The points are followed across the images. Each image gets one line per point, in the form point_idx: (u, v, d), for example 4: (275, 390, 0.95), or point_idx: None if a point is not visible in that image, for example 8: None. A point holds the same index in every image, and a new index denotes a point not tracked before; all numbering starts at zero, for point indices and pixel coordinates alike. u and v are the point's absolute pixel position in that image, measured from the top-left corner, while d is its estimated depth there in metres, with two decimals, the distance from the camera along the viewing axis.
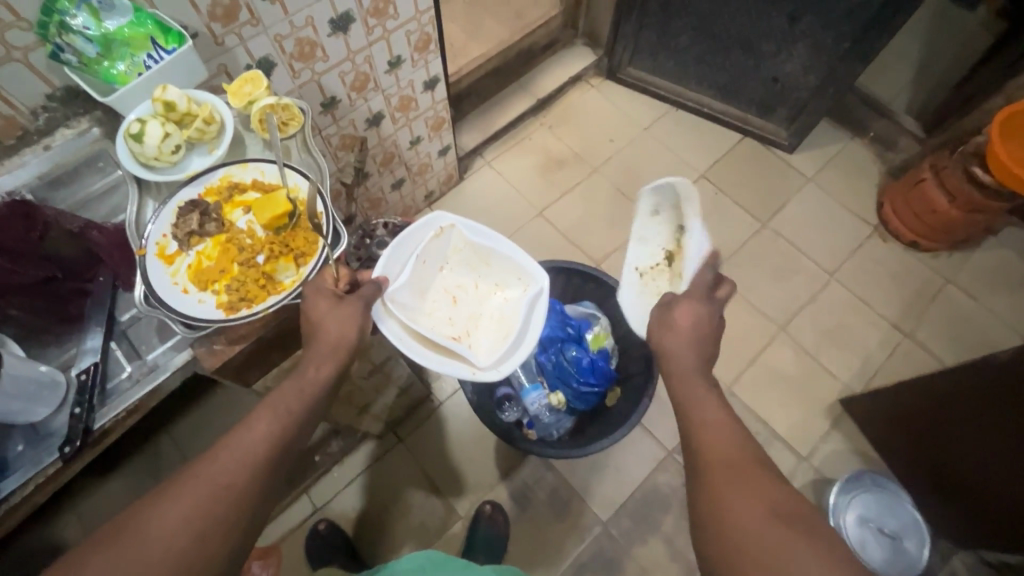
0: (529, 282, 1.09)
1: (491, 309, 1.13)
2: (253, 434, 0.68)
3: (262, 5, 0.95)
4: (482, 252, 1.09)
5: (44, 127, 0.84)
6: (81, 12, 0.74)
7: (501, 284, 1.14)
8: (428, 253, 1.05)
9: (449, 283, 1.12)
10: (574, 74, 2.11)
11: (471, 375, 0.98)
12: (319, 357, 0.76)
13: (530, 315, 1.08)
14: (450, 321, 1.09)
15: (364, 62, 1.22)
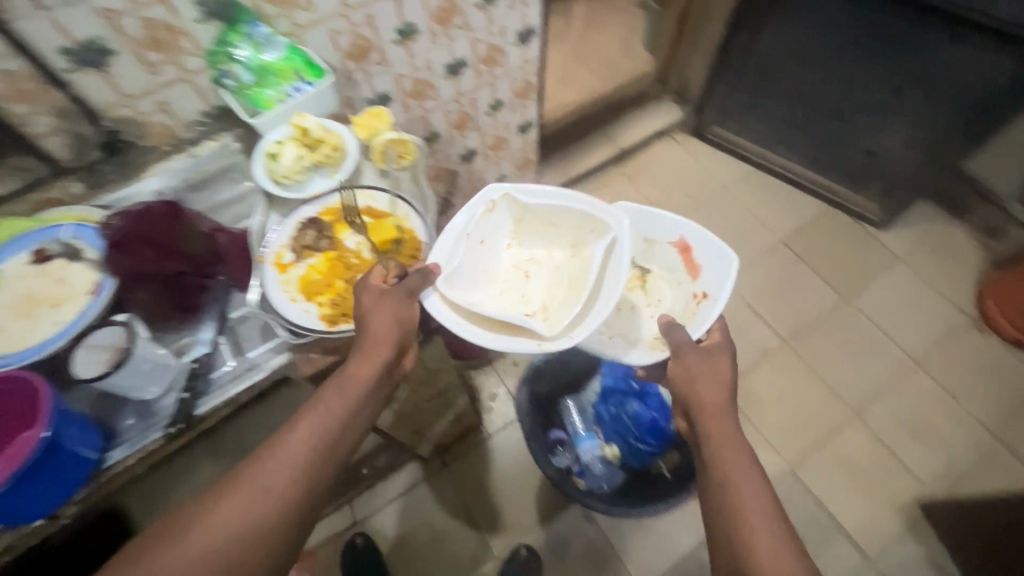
0: (602, 228, 0.84)
1: (565, 272, 0.89)
2: (299, 436, 0.70)
3: (391, 47, 1.04)
4: (543, 215, 0.90)
5: (194, 138, 0.95)
6: (245, 46, 0.85)
7: (573, 243, 0.90)
8: (485, 229, 0.89)
9: (518, 255, 0.93)
10: (659, 128, 2.14)
11: (537, 348, 0.77)
12: (367, 355, 0.75)
13: (603, 266, 0.82)
14: (524, 296, 0.90)
15: (469, 103, 1.30)
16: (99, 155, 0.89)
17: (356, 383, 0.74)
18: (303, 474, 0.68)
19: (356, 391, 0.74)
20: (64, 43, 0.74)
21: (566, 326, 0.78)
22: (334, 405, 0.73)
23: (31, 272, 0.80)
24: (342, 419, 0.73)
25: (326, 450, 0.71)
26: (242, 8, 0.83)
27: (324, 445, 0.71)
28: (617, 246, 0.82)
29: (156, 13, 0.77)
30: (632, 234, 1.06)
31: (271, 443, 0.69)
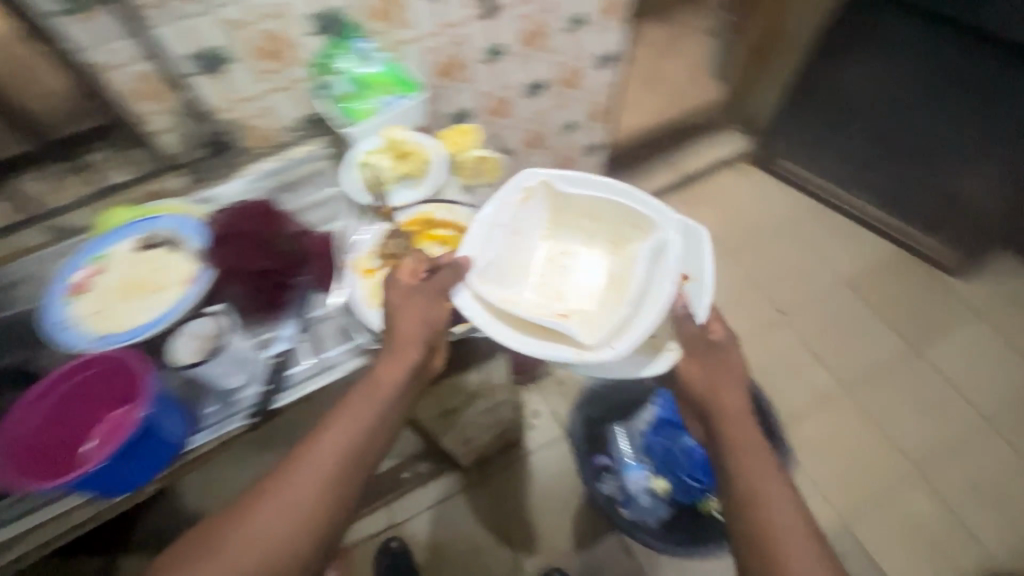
0: (649, 228, 0.83)
1: (604, 271, 0.87)
2: (324, 449, 0.68)
3: (479, 67, 1.07)
4: (583, 209, 0.87)
5: (288, 142, 1.00)
6: (346, 59, 0.89)
7: (613, 240, 0.87)
8: (521, 220, 0.86)
9: (553, 249, 0.89)
10: (724, 157, 2.10)
11: (575, 357, 0.75)
12: (396, 357, 0.73)
13: (648, 270, 0.80)
14: (559, 293, 0.86)
15: (543, 123, 1.32)
16: (205, 153, 0.94)
17: (380, 390, 0.72)
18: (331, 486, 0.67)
19: (376, 399, 0.71)
20: (191, 50, 0.80)
21: (608, 335, 0.76)
22: (357, 416, 0.70)
23: (133, 259, 0.85)
24: (372, 427, 0.71)
25: (356, 461, 0.69)
26: (348, 24, 0.88)
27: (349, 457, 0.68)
28: (664, 249, 0.81)
29: (273, 25, 0.82)
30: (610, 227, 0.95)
31: (298, 454, 0.68)
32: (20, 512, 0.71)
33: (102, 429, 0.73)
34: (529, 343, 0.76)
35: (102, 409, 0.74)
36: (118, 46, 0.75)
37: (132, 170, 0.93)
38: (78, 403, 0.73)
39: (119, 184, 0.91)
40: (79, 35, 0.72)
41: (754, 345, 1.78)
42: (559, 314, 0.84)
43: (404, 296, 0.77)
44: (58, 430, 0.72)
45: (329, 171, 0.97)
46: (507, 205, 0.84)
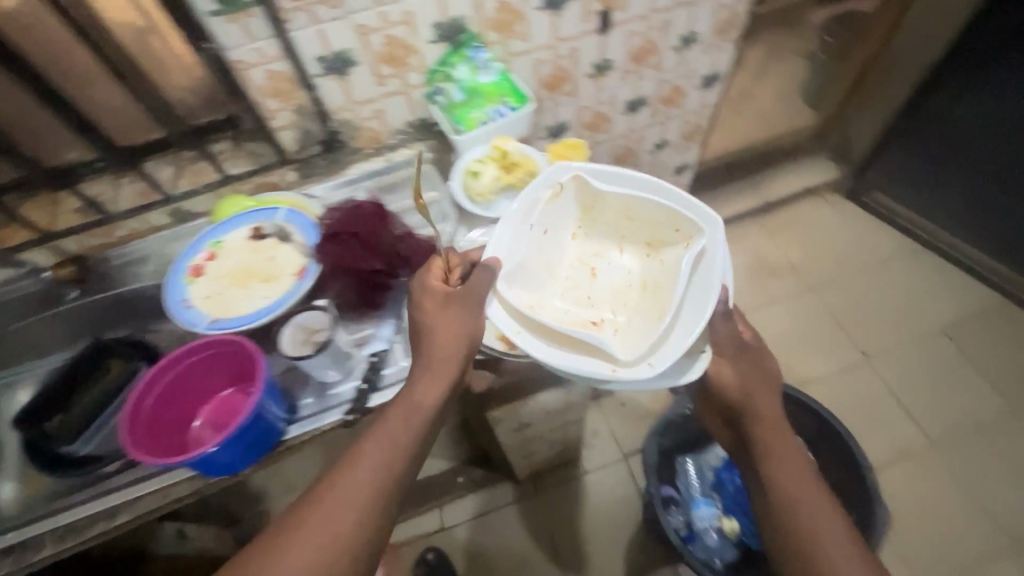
0: (689, 234, 0.79)
1: (639, 275, 0.83)
2: (361, 473, 0.65)
3: (584, 81, 1.06)
4: (617, 209, 0.84)
5: (393, 144, 1.02)
6: (463, 68, 0.91)
7: (649, 243, 0.84)
8: (552, 219, 0.84)
9: (585, 250, 0.87)
10: (811, 185, 2.00)
11: (610, 374, 0.72)
12: (433, 373, 0.71)
13: (687, 278, 0.76)
14: (592, 299, 0.83)
15: (636, 140, 1.29)
16: (318, 150, 0.98)
17: (418, 409, 0.70)
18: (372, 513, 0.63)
19: (412, 419, 0.69)
20: (321, 51, 0.82)
21: (645, 352, 0.73)
22: (392, 437, 0.68)
23: (246, 247, 0.89)
24: (406, 449, 0.68)
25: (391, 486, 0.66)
26: (469, 33, 0.88)
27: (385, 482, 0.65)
28: (706, 257, 0.76)
29: (398, 32, 0.84)
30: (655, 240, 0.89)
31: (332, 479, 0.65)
32: (126, 482, 0.75)
33: (210, 407, 0.78)
34: (559, 357, 0.73)
35: (208, 389, 0.77)
36: (257, 46, 0.78)
37: (250, 162, 0.97)
38: (187, 383, 0.75)
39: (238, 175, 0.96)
40: (226, 34, 0.76)
41: (833, 387, 1.68)
42: (591, 322, 0.81)
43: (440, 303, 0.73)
44: (165, 410, 0.74)
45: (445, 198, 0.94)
46: (537, 205, 0.82)
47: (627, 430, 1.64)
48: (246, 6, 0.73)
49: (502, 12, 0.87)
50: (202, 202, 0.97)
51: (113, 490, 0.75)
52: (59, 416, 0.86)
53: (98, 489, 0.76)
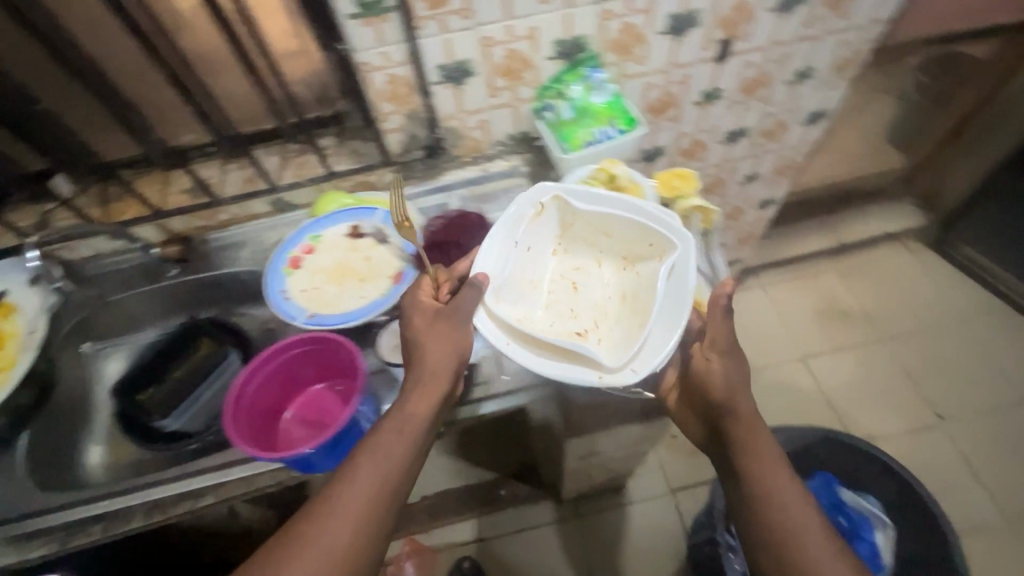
0: (662, 245, 0.76)
1: (619, 287, 0.80)
2: (353, 484, 0.63)
3: (690, 108, 1.03)
4: (596, 225, 0.80)
5: (491, 154, 1.01)
6: (577, 86, 0.90)
7: (626, 257, 0.80)
8: (533, 238, 0.80)
9: (564, 265, 0.82)
10: (892, 231, 1.91)
11: (599, 379, 0.67)
12: (430, 384, 0.69)
13: (665, 285, 0.72)
14: (573, 312, 0.79)
15: (728, 171, 1.25)
16: (419, 155, 0.98)
17: (414, 420, 0.67)
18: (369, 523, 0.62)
19: (410, 430, 0.67)
20: (444, 60, 0.82)
21: (631, 356, 0.68)
22: (387, 449, 0.65)
23: (343, 245, 0.90)
24: (406, 460, 0.66)
25: (390, 495, 0.64)
26: (588, 53, 0.87)
27: (382, 493, 0.63)
28: (682, 266, 0.73)
29: (521, 46, 0.84)
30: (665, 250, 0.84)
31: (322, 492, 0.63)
32: (217, 465, 0.76)
33: (297, 407, 0.79)
34: (547, 365, 0.68)
35: (294, 389, 0.79)
36: (385, 50, 0.79)
37: (353, 160, 0.98)
38: (278, 381, 0.77)
39: (340, 172, 0.97)
40: (359, 36, 0.77)
41: (901, 447, 1.58)
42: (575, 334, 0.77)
43: (427, 323, 0.72)
44: (258, 408, 0.74)
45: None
46: (517, 223, 0.77)
47: (677, 464, 1.58)
48: (384, 11, 0.74)
49: (625, 34, 0.86)
50: (302, 195, 0.99)
51: (204, 471, 0.75)
52: (150, 389, 0.89)
53: (188, 468, 0.76)
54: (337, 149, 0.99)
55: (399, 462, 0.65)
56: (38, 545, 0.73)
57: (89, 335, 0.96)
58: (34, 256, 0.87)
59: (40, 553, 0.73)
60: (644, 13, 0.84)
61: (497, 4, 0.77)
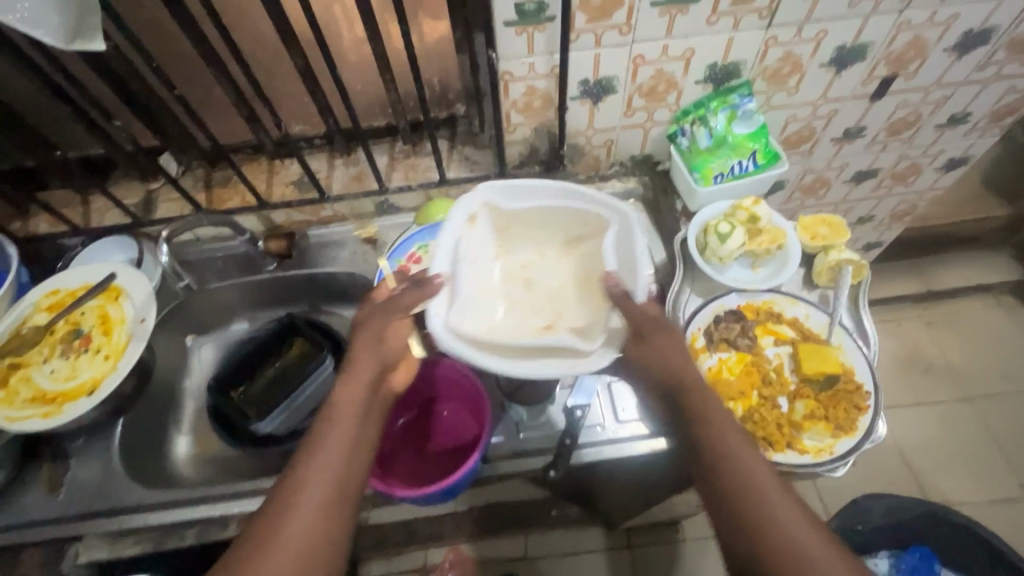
0: (599, 222, 0.67)
1: (569, 272, 0.71)
2: (296, 503, 0.51)
3: (827, 143, 0.95)
4: (530, 218, 0.70)
5: (607, 174, 0.96)
6: (721, 114, 0.82)
7: (568, 240, 0.71)
8: (474, 251, 0.69)
9: (510, 265, 0.72)
10: (987, 282, 1.78)
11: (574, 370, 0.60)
12: (355, 374, 0.59)
13: (616, 260, 0.66)
14: (533, 309, 0.69)
15: (843, 211, 1.16)
16: (536, 169, 0.93)
17: (348, 412, 0.57)
18: (333, 530, 0.51)
19: (346, 422, 0.56)
20: (589, 75, 0.77)
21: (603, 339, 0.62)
22: (328, 450, 0.54)
23: None
24: (363, 454, 0.56)
25: (352, 493, 0.54)
26: (740, 80, 0.81)
27: (339, 493, 0.52)
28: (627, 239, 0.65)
29: (672, 67, 0.77)
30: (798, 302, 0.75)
31: (263, 525, 0.51)
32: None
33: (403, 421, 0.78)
34: (512, 365, 0.60)
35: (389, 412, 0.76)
36: (531, 60, 0.74)
37: (465, 168, 0.93)
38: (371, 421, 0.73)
39: (452, 179, 0.92)
40: (509, 44, 0.71)
41: (982, 517, 1.48)
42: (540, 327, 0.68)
43: (365, 317, 0.63)
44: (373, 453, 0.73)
45: (655, 243, 0.91)
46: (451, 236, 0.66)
47: None
48: (543, 20, 0.68)
49: (784, 63, 0.79)
50: (408, 198, 0.94)
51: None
52: (242, 387, 0.87)
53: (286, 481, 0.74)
54: (448, 154, 0.94)
55: (345, 458, 0.54)
56: (132, 543, 0.72)
57: (189, 327, 0.94)
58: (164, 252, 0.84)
59: (133, 552, 0.72)
60: (813, 44, 0.76)
61: (661, 22, 0.71)
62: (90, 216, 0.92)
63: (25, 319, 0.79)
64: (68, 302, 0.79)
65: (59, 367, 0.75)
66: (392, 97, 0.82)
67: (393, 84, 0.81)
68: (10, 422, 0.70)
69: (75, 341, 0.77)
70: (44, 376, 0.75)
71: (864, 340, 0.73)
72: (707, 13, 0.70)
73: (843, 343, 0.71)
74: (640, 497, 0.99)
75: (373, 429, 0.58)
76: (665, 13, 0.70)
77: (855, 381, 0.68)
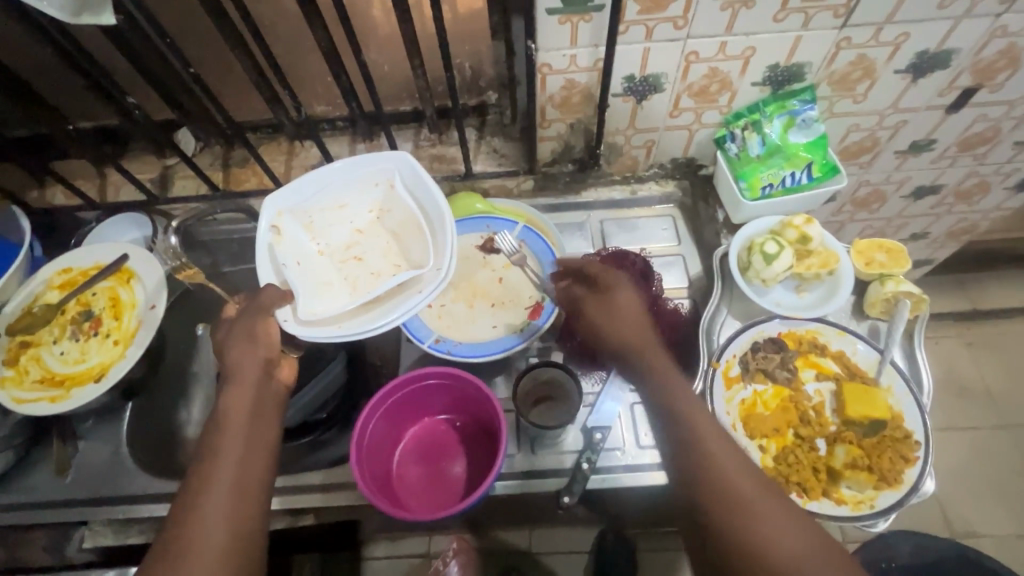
0: (388, 176, 0.70)
1: (390, 230, 0.71)
2: (198, 511, 0.49)
3: (890, 155, 0.87)
4: (327, 202, 0.70)
5: (644, 176, 0.89)
6: (776, 120, 0.75)
7: (375, 207, 0.72)
8: (297, 253, 0.67)
9: (334, 250, 0.70)
10: None
11: (417, 294, 0.62)
12: (236, 379, 0.57)
13: (418, 196, 0.68)
14: (375, 274, 0.69)
15: (896, 226, 1.08)
16: (569, 167, 0.87)
17: (235, 419, 0.55)
18: (247, 527, 0.50)
19: (235, 426, 0.55)
20: (635, 71, 0.70)
21: (436, 260, 0.64)
22: (221, 456, 0.52)
23: (475, 259, 0.81)
24: (262, 449, 0.54)
25: (259, 490, 0.52)
26: (804, 84, 0.73)
27: (244, 490, 0.51)
28: (413, 174, 0.68)
29: (728, 66, 0.70)
30: (849, 335, 0.69)
31: (177, 516, 0.49)
32: (321, 487, 0.80)
33: (405, 450, 0.70)
34: (372, 318, 0.62)
35: (388, 445, 0.69)
36: (573, 53, 0.67)
37: (492, 162, 0.88)
38: (381, 442, 0.68)
39: (478, 173, 0.87)
40: (550, 34, 0.65)
41: (1008, 554, 1.40)
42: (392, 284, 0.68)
43: (226, 331, 0.61)
44: (386, 495, 0.65)
45: (691, 255, 0.86)
46: (264, 253, 0.65)
47: None
48: (590, 9, 0.62)
49: (854, 68, 0.71)
50: None
51: (309, 492, 0.79)
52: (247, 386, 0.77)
53: (330, 480, 0.80)
54: (476, 145, 0.89)
55: (240, 457, 0.53)
56: (136, 531, 0.72)
57: (198, 313, 0.87)
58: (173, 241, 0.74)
59: (138, 541, 0.72)
60: (891, 47, 0.68)
61: (723, 16, 0.63)
62: (107, 190, 0.90)
63: (37, 296, 0.77)
64: (81, 280, 0.78)
65: (69, 349, 0.73)
66: (420, 83, 0.77)
67: (422, 69, 0.75)
68: (19, 404, 0.69)
69: (85, 323, 0.75)
70: (54, 357, 0.73)
71: (917, 384, 0.67)
72: (775, 9, 0.63)
73: (896, 385, 0.65)
74: (653, 509, 0.96)
75: (268, 424, 0.56)
76: (728, 7, 0.62)
77: (904, 429, 0.63)
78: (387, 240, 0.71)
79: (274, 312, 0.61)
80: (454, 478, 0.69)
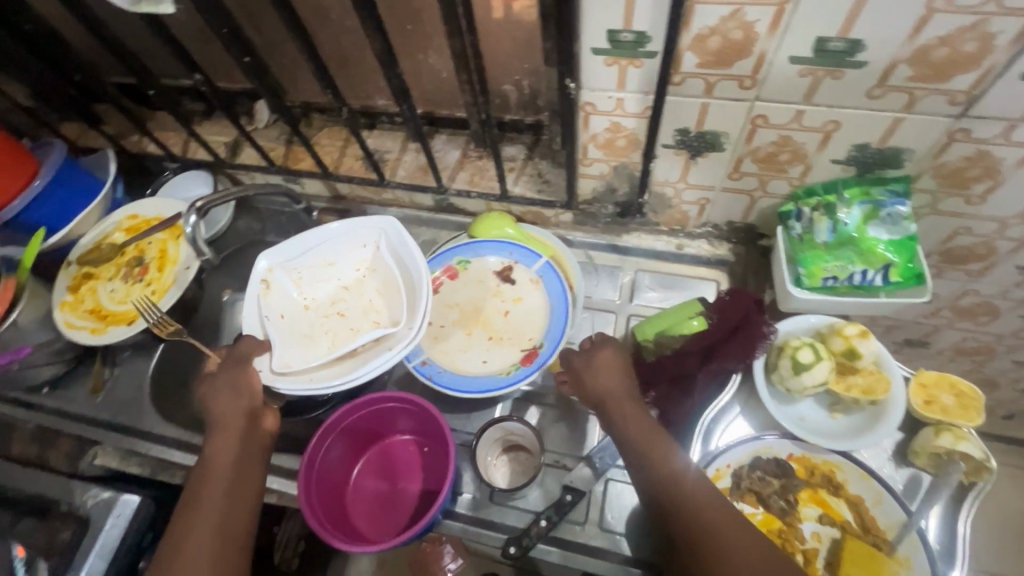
0: (376, 236, 0.73)
1: (374, 289, 0.72)
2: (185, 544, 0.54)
3: (1011, 268, 0.70)
4: (316, 260, 0.72)
5: (695, 233, 0.80)
6: (856, 207, 0.63)
7: (363, 265, 0.74)
8: (282, 309, 0.70)
9: (320, 305, 0.72)
10: None
11: (384, 354, 0.63)
12: (224, 424, 0.62)
13: (400, 256, 0.70)
14: (354, 330, 0.70)
15: (1010, 346, 0.87)
16: (610, 210, 0.80)
17: (220, 458, 0.60)
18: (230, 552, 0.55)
19: (221, 466, 0.59)
20: (689, 126, 0.62)
21: (408, 320, 0.65)
22: (203, 508, 0.56)
23: (489, 284, 0.79)
24: (244, 490, 0.59)
25: (240, 525, 0.57)
26: (898, 172, 0.61)
27: (229, 537, 0.55)
28: (397, 233, 0.70)
29: (804, 137, 0.59)
30: (877, 481, 0.58)
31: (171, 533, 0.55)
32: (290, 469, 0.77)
33: (365, 465, 0.72)
34: (343, 376, 0.63)
35: (351, 455, 0.71)
36: (620, 96, 0.61)
37: (533, 186, 0.82)
38: (344, 452, 0.70)
39: (514, 196, 0.82)
40: (596, 74, 0.59)
41: None
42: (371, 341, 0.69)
43: (210, 384, 0.65)
44: (331, 508, 0.66)
45: None
46: (252, 305, 0.68)
47: None
48: (641, 55, 0.55)
49: (970, 165, 0.57)
50: (468, 204, 0.87)
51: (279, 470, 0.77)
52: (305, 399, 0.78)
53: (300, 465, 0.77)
54: (521, 166, 0.84)
55: (225, 510, 0.56)
56: (135, 463, 0.80)
57: None
58: (191, 220, 0.72)
59: (135, 471, 0.80)
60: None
61: (801, 83, 0.54)
62: (187, 148, 0.97)
63: (107, 235, 0.87)
64: (143, 228, 0.86)
65: (118, 289, 0.83)
66: (467, 97, 0.74)
67: (469, 85, 0.72)
68: (69, 327, 0.79)
69: (136, 268, 0.84)
70: (105, 293, 0.83)
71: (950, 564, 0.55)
72: (871, 83, 0.52)
73: (918, 559, 0.54)
74: None
75: (251, 474, 0.60)
76: (809, 73, 0.53)
77: None
78: (371, 299, 0.72)
79: (251, 360, 0.65)
80: (407, 501, 0.69)
